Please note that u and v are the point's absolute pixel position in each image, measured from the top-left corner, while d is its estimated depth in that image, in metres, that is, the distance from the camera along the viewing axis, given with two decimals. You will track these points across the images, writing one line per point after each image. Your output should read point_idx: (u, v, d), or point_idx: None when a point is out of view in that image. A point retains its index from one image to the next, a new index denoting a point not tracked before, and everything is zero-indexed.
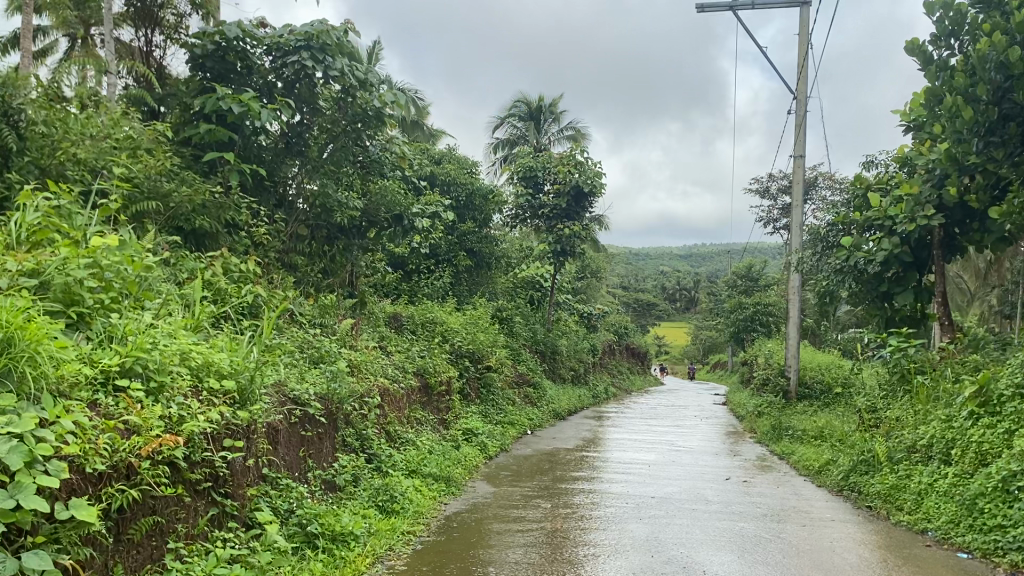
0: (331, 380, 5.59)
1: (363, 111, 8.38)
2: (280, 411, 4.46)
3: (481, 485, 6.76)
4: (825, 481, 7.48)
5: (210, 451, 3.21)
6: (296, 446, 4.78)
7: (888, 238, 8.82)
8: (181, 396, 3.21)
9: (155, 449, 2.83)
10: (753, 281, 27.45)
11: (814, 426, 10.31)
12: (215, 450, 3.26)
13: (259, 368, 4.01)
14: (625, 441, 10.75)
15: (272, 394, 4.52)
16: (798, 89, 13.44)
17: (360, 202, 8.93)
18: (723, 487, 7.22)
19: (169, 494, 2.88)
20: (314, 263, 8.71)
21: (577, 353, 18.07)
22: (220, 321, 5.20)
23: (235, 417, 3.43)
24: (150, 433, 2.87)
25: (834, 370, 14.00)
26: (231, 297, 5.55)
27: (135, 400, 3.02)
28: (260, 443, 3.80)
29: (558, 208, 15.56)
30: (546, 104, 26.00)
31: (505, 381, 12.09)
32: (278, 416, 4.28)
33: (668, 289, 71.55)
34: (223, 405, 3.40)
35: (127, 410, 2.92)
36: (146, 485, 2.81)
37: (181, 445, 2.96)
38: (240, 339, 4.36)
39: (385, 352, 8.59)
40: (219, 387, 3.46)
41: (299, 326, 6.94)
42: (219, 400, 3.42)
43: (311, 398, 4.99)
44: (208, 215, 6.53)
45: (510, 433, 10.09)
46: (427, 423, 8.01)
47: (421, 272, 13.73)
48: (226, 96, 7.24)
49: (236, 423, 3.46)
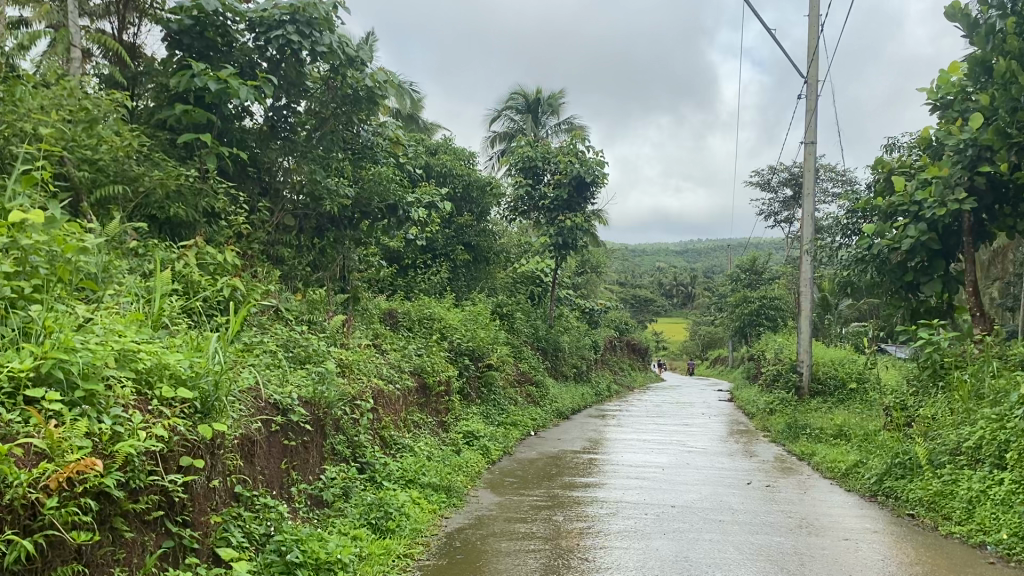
0: (318, 383, 5.03)
1: (355, 92, 7.92)
2: (257, 419, 3.93)
3: (485, 494, 6.19)
4: (854, 486, 6.94)
5: (159, 475, 2.67)
6: (276, 459, 4.25)
7: (914, 224, 8.27)
8: (119, 407, 2.66)
9: (72, 479, 2.30)
10: (757, 275, 26.90)
11: (833, 424, 9.78)
12: (165, 472, 2.72)
13: (228, 370, 3.46)
14: (634, 443, 10.18)
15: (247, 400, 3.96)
16: (808, 74, 12.90)
17: (351, 189, 8.35)
18: (746, 493, 6.68)
19: (91, 534, 2.35)
20: (303, 256, 8.15)
21: (578, 350, 17.51)
22: (189, 319, 4.65)
23: (191, 430, 2.88)
24: (65, 459, 2.33)
25: (848, 365, 13.46)
26: (206, 293, 5.01)
27: (52, 416, 2.48)
28: (228, 460, 3.26)
29: (559, 199, 15.00)
30: (544, 96, 25.46)
31: (507, 380, 11.54)
32: (252, 425, 3.74)
33: (665, 285, 71.17)
34: (176, 417, 2.85)
35: (37, 429, 2.39)
36: (61, 525, 2.27)
37: (111, 471, 2.42)
38: (205, 337, 3.80)
39: (380, 350, 8.04)
40: (171, 395, 2.90)
41: (286, 322, 6.37)
42: (171, 410, 2.86)
43: (294, 403, 4.50)
44: (184, 202, 6.00)
45: (513, 435, 9.54)
46: (425, 426, 7.47)
47: (418, 267, 13.18)
48: (202, 73, 6.61)
49: (193, 439, 2.91)
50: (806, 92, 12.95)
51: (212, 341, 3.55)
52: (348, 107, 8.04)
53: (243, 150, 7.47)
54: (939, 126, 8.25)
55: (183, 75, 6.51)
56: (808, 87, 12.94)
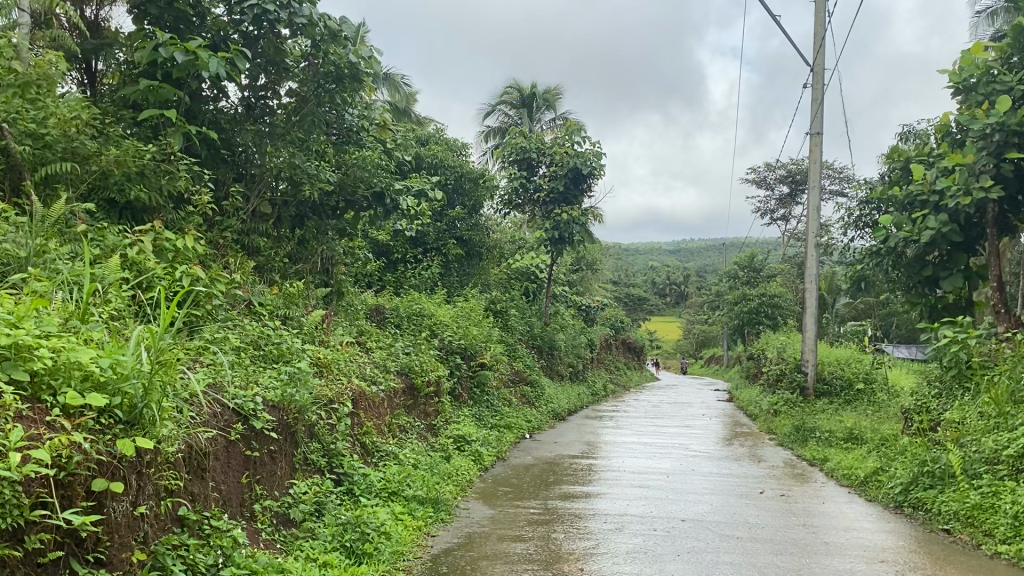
0: (288, 384, 4.46)
1: (338, 69, 7.36)
2: (208, 429, 3.41)
3: (476, 506, 5.64)
4: (876, 495, 6.42)
5: (49, 511, 2.19)
6: (233, 472, 3.72)
7: (935, 215, 7.75)
8: None
9: None
10: (756, 272, 26.27)
11: (844, 428, 9.27)
12: (57, 504, 2.23)
13: (164, 370, 2.93)
14: (635, 447, 9.63)
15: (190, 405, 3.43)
16: (814, 61, 12.40)
17: (334, 175, 7.80)
18: (760, 504, 6.14)
19: None
20: (281, 247, 7.59)
21: (574, 349, 16.96)
22: (135, 313, 4.05)
23: (99, 448, 2.39)
24: None
25: (855, 365, 12.96)
26: (162, 283, 4.43)
27: None
28: (164, 479, 2.76)
29: (554, 191, 14.44)
30: (539, 90, 24.95)
31: (501, 381, 11.00)
32: (202, 436, 3.22)
33: (659, 285, 70.73)
34: (79, 431, 2.36)
35: None
36: None
37: None
38: (146, 329, 3.27)
39: (364, 348, 7.48)
40: (78, 402, 2.41)
41: (258, 318, 5.79)
42: (74, 423, 2.38)
43: (258, 408, 3.98)
44: (146, 184, 5.44)
45: (506, 439, 9.00)
46: (412, 430, 6.91)
47: (408, 262, 12.62)
48: (167, 43, 5.94)
49: (106, 457, 2.41)
50: (813, 81, 12.42)
51: (149, 335, 3.03)
52: (332, 85, 7.47)
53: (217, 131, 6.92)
54: (961, 111, 7.76)
55: (145, 44, 5.84)
56: (815, 75, 12.41)
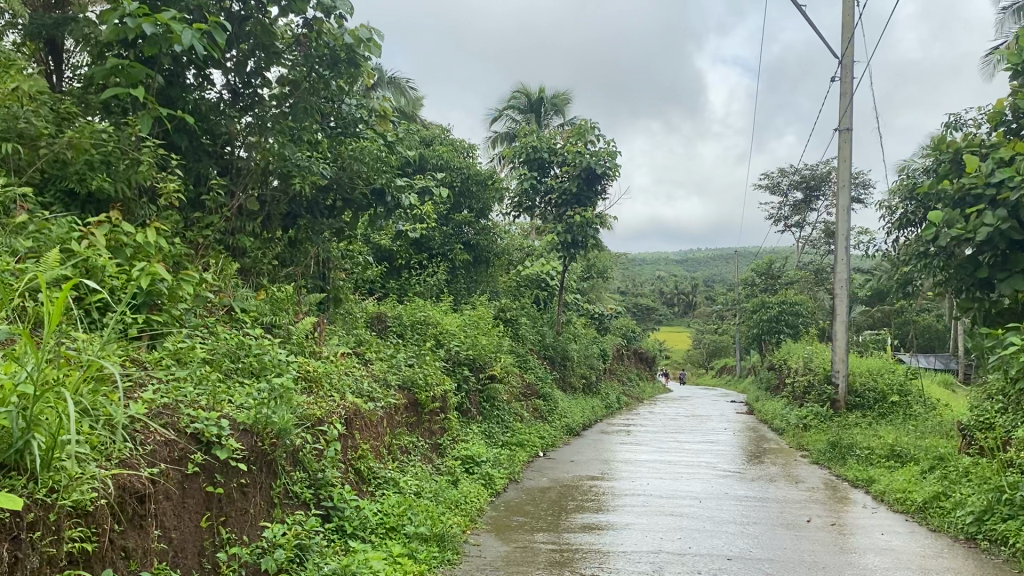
0: (263, 402, 3.74)
1: (332, 52, 6.78)
2: (145, 465, 2.73)
3: (489, 542, 4.90)
4: (940, 523, 5.66)
5: None
6: (189, 515, 3.02)
7: (991, 211, 6.98)
8: None
9: None
10: (774, 278, 25.41)
11: (886, 444, 8.50)
12: None
13: (62, 394, 2.33)
14: (658, 466, 8.87)
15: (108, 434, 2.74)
16: (843, 54, 11.67)
17: (329, 169, 7.13)
18: (811, 536, 5.39)
19: None
20: (270, 249, 6.92)
21: (588, 360, 16.20)
22: (66, 323, 3.36)
23: None
24: None
25: (888, 375, 12.17)
26: (115, 282, 3.77)
27: None
28: (54, 535, 2.20)
29: (567, 192, 13.72)
30: (547, 94, 24.29)
31: (511, 394, 10.27)
32: (130, 473, 2.58)
33: (668, 294, 69.85)
34: None
35: None
36: None
37: None
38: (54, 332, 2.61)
39: (362, 359, 6.77)
40: None
41: (237, 326, 5.09)
42: None
43: (223, 433, 3.27)
44: (111, 173, 4.82)
45: (519, 458, 8.27)
46: (415, 450, 6.20)
47: (412, 268, 12.08)
48: (135, 14, 5.25)
49: None
50: (842, 74, 11.68)
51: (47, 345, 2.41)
52: (326, 71, 6.86)
53: (199, 120, 6.28)
54: (1019, 96, 7.07)
55: (111, 18, 5.19)
56: (843, 68, 11.69)
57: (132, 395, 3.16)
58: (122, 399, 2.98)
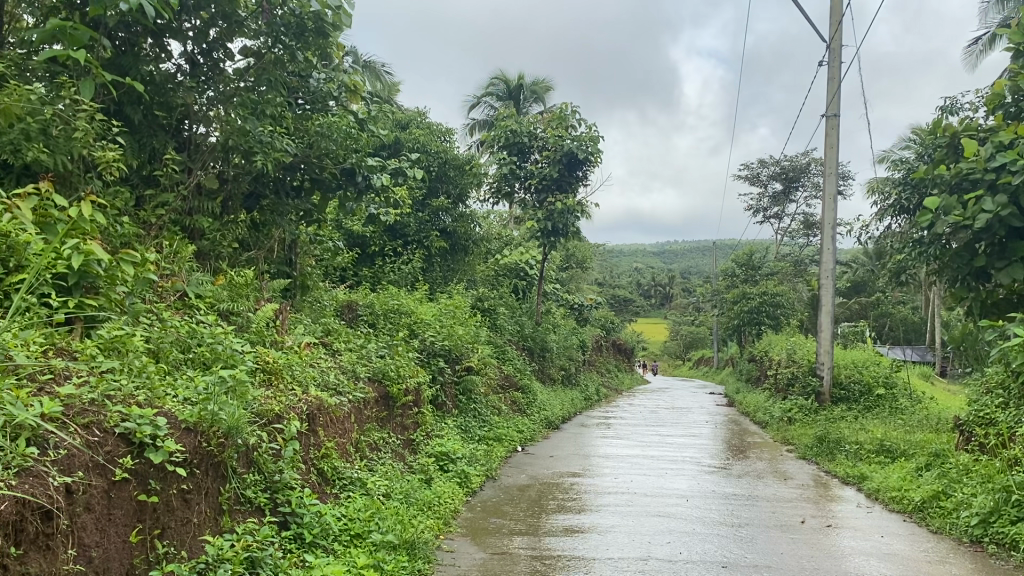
0: (209, 396, 3.31)
1: (299, 21, 6.32)
2: (46, 477, 2.34)
3: (464, 548, 4.53)
4: (942, 524, 5.33)
5: None
6: (116, 529, 2.61)
7: (991, 196, 6.66)
8: None
9: None
10: (754, 270, 24.79)
11: (875, 439, 8.23)
12: None
13: None
14: (641, 461, 8.52)
15: (10, 437, 2.35)
16: (830, 38, 11.35)
17: (295, 147, 6.68)
18: (808, 541, 5.04)
19: None
20: (230, 232, 6.46)
21: (567, 351, 15.87)
22: None
23: None
24: None
25: (873, 368, 11.95)
26: (41, 262, 3.35)
27: None
28: None
29: (547, 178, 13.33)
30: (526, 82, 23.84)
31: (489, 386, 9.88)
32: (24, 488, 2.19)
33: (645, 286, 69.80)
34: None
35: None
36: None
37: None
38: None
39: (330, 350, 6.35)
40: None
41: (190, 313, 4.67)
42: None
43: (160, 433, 2.85)
44: (47, 144, 4.36)
45: (496, 453, 7.90)
46: (385, 447, 5.80)
47: (387, 256, 11.65)
48: None
49: None
50: (829, 59, 11.38)
51: None
52: (293, 41, 6.40)
53: (154, 92, 5.82)
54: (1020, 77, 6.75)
55: None
56: (831, 52, 11.38)
57: (48, 389, 2.78)
58: (32, 397, 2.57)
